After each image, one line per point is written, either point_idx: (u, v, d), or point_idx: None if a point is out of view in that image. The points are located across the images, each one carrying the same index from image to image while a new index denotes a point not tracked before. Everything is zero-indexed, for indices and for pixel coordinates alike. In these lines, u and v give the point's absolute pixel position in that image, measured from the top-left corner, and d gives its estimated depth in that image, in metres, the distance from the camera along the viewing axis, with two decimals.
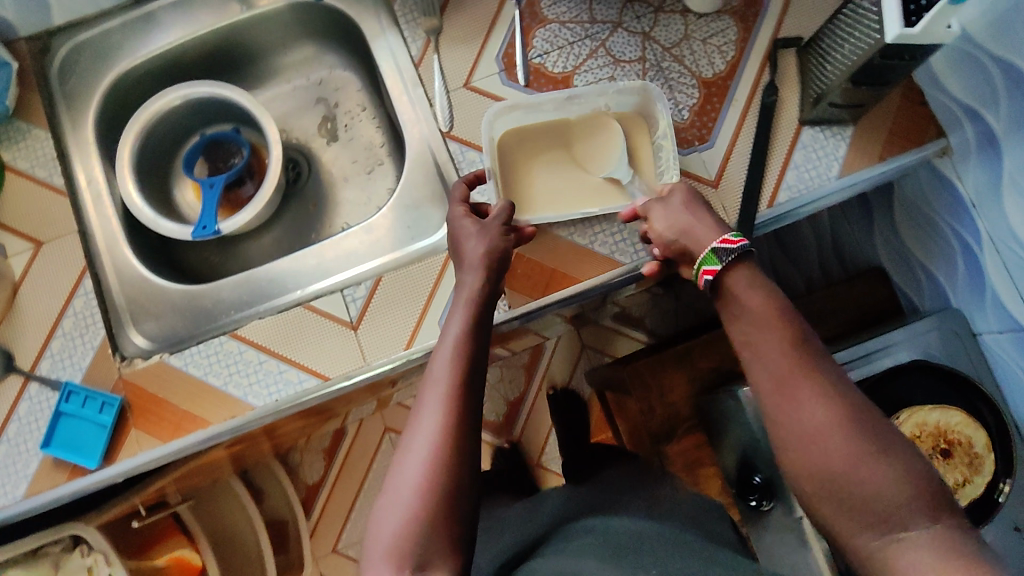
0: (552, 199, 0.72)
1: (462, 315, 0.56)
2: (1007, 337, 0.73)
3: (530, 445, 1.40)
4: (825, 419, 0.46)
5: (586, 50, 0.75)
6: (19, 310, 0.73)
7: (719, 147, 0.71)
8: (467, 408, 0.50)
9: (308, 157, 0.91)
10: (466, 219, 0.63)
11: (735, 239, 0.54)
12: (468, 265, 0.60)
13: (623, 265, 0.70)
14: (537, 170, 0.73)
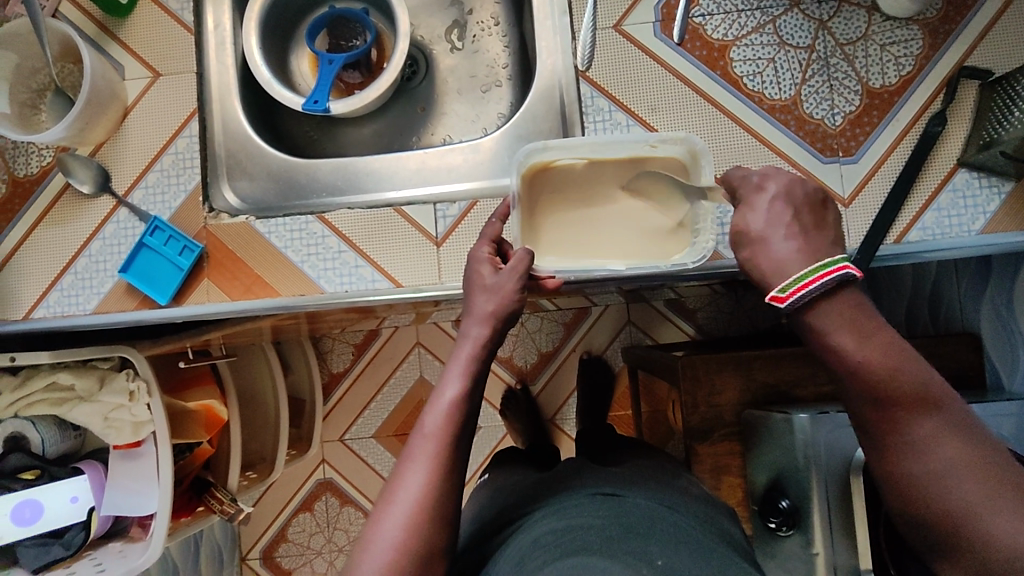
0: (572, 245, 0.65)
1: (459, 375, 0.58)
2: None
3: (549, 400, 1.40)
4: (947, 462, 0.46)
5: (753, 23, 0.69)
6: (126, 134, 0.74)
7: (863, 165, 0.66)
8: (450, 464, 0.55)
9: (427, 58, 0.88)
10: (484, 264, 0.63)
11: (783, 296, 0.51)
12: (476, 317, 0.61)
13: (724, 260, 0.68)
14: (558, 215, 0.65)
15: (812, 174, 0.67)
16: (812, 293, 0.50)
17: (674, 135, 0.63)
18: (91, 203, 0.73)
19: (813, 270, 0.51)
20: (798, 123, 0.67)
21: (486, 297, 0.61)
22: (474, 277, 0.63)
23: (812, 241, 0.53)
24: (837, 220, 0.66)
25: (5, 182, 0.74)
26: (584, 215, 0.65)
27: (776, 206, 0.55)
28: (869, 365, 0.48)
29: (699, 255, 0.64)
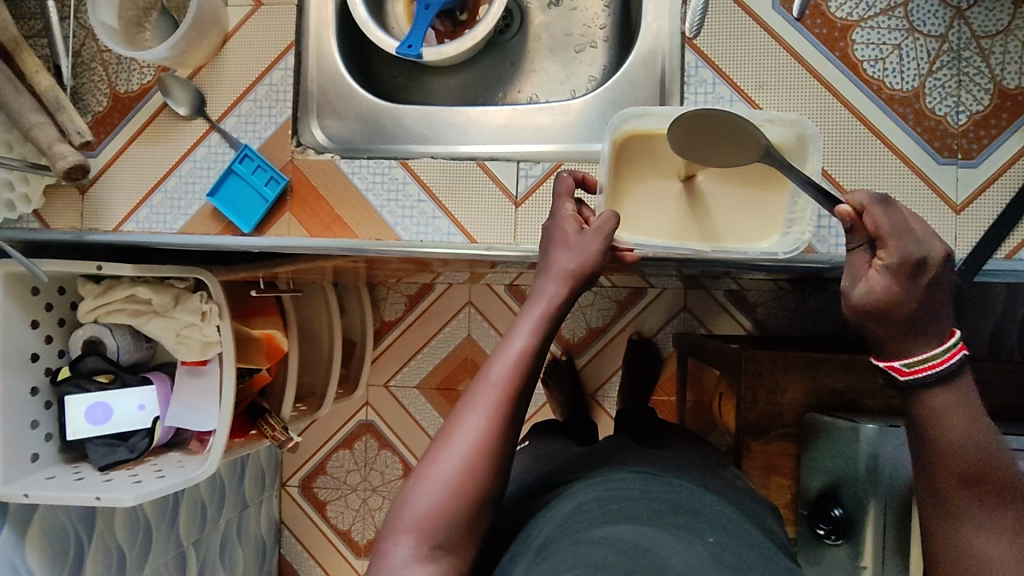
0: (655, 222, 0.62)
1: (529, 330, 0.57)
2: None
3: (593, 375, 1.39)
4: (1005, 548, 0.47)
5: (883, 4, 0.64)
6: (224, 60, 0.75)
7: (982, 171, 0.62)
8: (511, 417, 0.55)
9: (523, 12, 0.85)
10: (569, 222, 0.60)
11: (904, 370, 0.50)
12: (553, 274, 0.58)
13: (818, 255, 0.66)
14: (645, 187, 0.62)
15: (923, 175, 0.63)
16: (927, 378, 0.49)
17: (786, 117, 0.58)
18: (186, 126, 0.74)
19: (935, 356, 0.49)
20: (917, 118, 0.63)
21: (570, 253, 0.58)
22: (559, 228, 0.60)
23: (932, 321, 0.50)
24: (945, 227, 0.62)
25: (107, 95, 0.76)
26: (671, 191, 0.62)
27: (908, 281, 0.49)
28: (958, 439, 0.49)
29: (793, 245, 0.61)
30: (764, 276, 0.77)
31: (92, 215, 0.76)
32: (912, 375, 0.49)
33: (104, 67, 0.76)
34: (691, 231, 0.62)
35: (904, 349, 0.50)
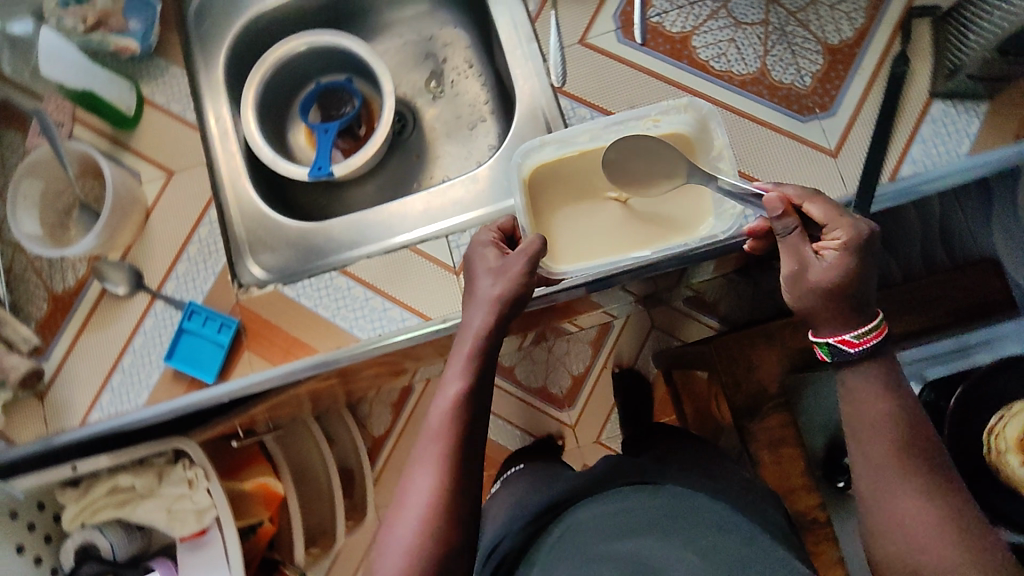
0: (592, 240, 0.68)
1: (460, 369, 0.58)
2: None
3: (591, 420, 1.40)
4: (917, 516, 0.51)
5: (707, 11, 0.73)
6: (150, 232, 0.78)
7: (842, 115, 0.70)
8: (462, 461, 0.55)
9: (413, 111, 0.93)
10: (490, 248, 0.64)
11: (850, 342, 0.54)
12: (477, 306, 0.60)
13: None
14: (570, 214, 0.69)
15: (795, 135, 0.70)
16: (867, 347, 0.54)
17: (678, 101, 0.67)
18: (128, 302, 0.77)
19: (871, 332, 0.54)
20: (771, 91, 0.71)
21: (489, 282, 0.61)
22: (478, 261, 0.64)
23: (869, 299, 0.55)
24: (831, 170, 0.69)
25: (46, 299, 0.78)
26: (597, 210, 0.68)
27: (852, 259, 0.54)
28: (867, 411, 0.54)
29: (729, 225, 0.66)
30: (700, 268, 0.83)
31: (55, 417, 0.75)
32: (860, 345, 0.54)
33: (38, 274, 0.79)
34: (626, 241, 0.68)
35: (848, 323, 0.55)
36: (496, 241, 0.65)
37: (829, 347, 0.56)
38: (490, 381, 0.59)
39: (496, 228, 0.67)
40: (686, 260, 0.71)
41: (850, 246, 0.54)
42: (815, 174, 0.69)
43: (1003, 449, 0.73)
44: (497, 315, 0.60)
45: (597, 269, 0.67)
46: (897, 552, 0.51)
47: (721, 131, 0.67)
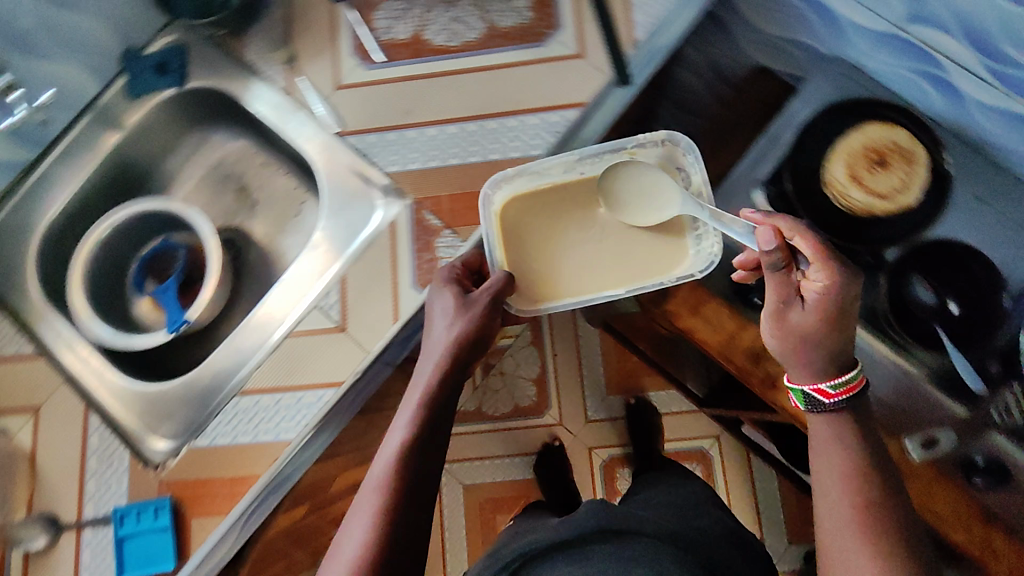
0: (584, 273, 0.76)
1: (410, 419, 0.64)
2: (884, 50, 0.81)
3: (572, 406, 1.43)
4: (860, 523, 0.58)
5: (422, 8, 0.83)
6: (42, 474, 0.73)
7: (568, 25, 0.80)
8: (398, 516, 0.59)
9: (240, 231, 0.95)
10: (451, 285, 0.70)
11: (828, 394, 0.61)
12: (431, 353, 0.67)
13: (543, 154, 0.77)
14: (560, 247, 0.77)
15: (544, 59, 0.80)
16: (842, 402, 0.61)
17: (654, 135, 0.77)
18: (56, 550, 0.71)
19: (843, 385, 0.61)
20: (506, 38, 0.81)
21: (440, 330, 0.68)
22: (436, 301, 0.69)
23: (835, 343, 0.61)
24: (586, 67, 0.79)
25: None
26: (587, 242, 0.77)
27: (820, 314, 0.61)
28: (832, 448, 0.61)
29: (706, 261, 0.76)
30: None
31: None
32: (835, 398, 0.61)
33: None
34: (616, 271, 0.77)
35: (818, 375, 0.62)
36: (454, 279, 0.70)
37: (803, 394, 0.63)
38: (437, 436, 0.64)
39: (459, 266, 0.72)
40: (522, 198, 0.77)
41: (832, 311, 0.60)
42: (577, 78, 0.79)
43: (845, 185, 0.83)
44: (445, 371, 0.66)
45: (565, 307, 0.75)
46: (838, 523, 0.59)
47: (693, 160, 0.78)
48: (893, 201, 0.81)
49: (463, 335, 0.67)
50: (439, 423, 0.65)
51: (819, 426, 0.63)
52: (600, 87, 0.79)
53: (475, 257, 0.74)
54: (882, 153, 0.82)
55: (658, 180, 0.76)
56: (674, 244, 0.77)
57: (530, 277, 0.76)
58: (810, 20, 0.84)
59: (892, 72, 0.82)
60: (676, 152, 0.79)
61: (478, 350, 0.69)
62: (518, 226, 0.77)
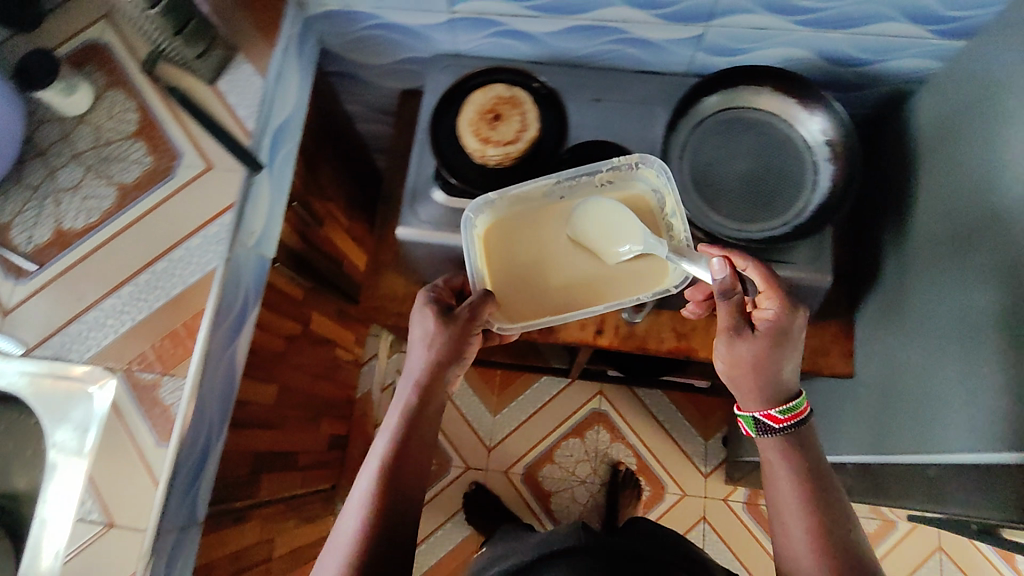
0: (551, 297, 0.84)
1: (366, 495, 0.72)
2: (460, 31, 0.92)
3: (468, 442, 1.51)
4: (790, 503, 0.73)
5: (51, 203, 0.83)
6: None
7: (186, 148, 0.84)
8: (382, 520, 0.71)
9: (10, 495, 0.92)
10: (425, 316, 0.79)
11: (779, 421, 0.75)
12: (393, 424, 0.76)
13: (217, 266, 0.80)
14: (524, 248, 0.85)
15: (181, 186, 0.83)
16: (791, 426, 0.75)
17: (628, 159, 0.81)
18: None
19: (789, 411, 0.75)
20: (138, 187, 0.83)
21: (420, 351, 0.78)
22: (419, 322, 0.80)
23: (760, 361, 0.74)
24: (218, 173, 0.83)
25: None
26: (548, 251, 0.85)
27: (761, 345, 0.74)
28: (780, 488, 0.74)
29: (680, 276, 0.80)
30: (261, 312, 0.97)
31: None
32: (784, 424, 0.75)
33: None
34: (587, 284, 0.83)
35: (750, 377, 0.75)
36: (432, 300, 0.80)
37: (752, 420, 0.76)
38: (394, 511, 0.72)
39: (441, 285, 0.83)
40: (220, 310, 0.80)
41: (772, 331, 0.74)
42: (217, 186, 0.83)
43: (480, 151, 0.85)
44: (423, 397, 0.78)
45: (547, 323, 0.83)
46: (772, 495, 0.75)
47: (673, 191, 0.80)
48: (524, 139, 0.84)
49: (434, 361, 0.77)
50: (395, 496, 0.73)
51: (769, 447, 0.76)
52: (241, 183, 0.82)
53: (464, 280, 0.86)
54: (494, 110, 0.86)
55: (644, 171, 0.83)
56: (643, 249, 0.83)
57: (521, 293, 0.84)
58: (396, 38, 0.95)
59: (481, 44, 0.95)
60: (660, 191, 0.82)
61: (455, 368, 0.80)
62: (503, 257, 0.85)
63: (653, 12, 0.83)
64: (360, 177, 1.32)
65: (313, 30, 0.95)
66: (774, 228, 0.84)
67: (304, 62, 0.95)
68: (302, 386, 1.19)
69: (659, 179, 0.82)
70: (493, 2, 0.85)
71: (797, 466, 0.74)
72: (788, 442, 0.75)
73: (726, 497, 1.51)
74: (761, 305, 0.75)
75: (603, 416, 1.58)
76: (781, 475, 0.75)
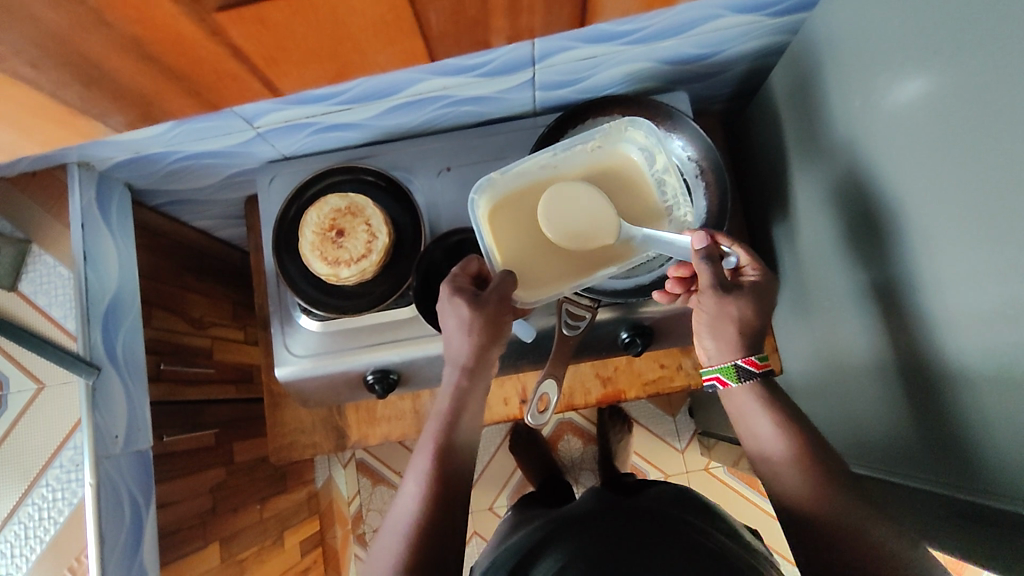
0: (557, 268, 0.70)
1: (421, 475, 0.63)
2: (274, 140, 0.82)
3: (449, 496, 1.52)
4: (779, 444, 0.62)
5: None
6: None
7: (10, 369, 0.76)
8: (439, 503, 0.62)
9: None
10: (462, 296, 0.67)
11: (756, 364, 0.66)
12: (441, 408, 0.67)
13: (87, 489, 0.73)
14: (521, 232, 0.71)
15: (19, 415, 0.75)
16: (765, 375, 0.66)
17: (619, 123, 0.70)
18: None
19: (767, 357, 0.67)
20: None
21: (462, 336, 0.67)
22: (450, 312, 0.67)
23: (751, 320, 0.67)
24: (55, 388, 0.75)
25: None
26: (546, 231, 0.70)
27: (755, 299, 0.67)
28: (773, 426, 0.63)
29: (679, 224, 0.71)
30: (163, 491, 0.87)
31: None
32: (760, 368, 0.66)
33: None
34: (594, 254, 0.70)
35: (742, 343, 0.67)
36: (459, 288, 0.67)
37: (732, 370, 0.66)
38: (451, 499, 0.63)
39: (460, 272, 0.70)
40: (105, 542, 0.74)
41: (762, 290, 0.68)
42: (58, 406, 0.75)
43: (333, 274, 0.76)
44: (472, 385, 0.68)
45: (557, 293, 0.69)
46: (753, 439, 0.65)
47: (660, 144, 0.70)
48: (377, 249, 0.76)
49: (476, 349, 0.67)
50: (453, 484, 0.64)
51: (740, 395, 0.66)
52: (82, 393, 0.75)
53: (481, 264, 0.71)
54: (333, 226, 0.77)
55: (632, 133, 0.71)
56: (656, 205, 0.71)
57: (530, 268, 0.70)
58: (209, 163, 0.85)
59: (305, 143, 0.84)
60: (652, 152, 0.71)
61: (497, 349, 0.69)
62: (512, 238, 0.71)
63: (469, 74, 0.74)
64: (239, 283, 1.21)
65: (115, 178, 0.84)
66: (662, 266, 0.78)
67: (116, 221, 0.85)
68: (253, 519, 1.11)
69: (648, 140, 0.71)
70: (294, 110, 0.74)
71: (772, 402, 0.65)
72: (761, 387, 0.66)
73: (707, 466, 1.51)
74: (743, 268, 0.70)
75: (571, 423, 1.55)
76: (756, 411, 0.65)
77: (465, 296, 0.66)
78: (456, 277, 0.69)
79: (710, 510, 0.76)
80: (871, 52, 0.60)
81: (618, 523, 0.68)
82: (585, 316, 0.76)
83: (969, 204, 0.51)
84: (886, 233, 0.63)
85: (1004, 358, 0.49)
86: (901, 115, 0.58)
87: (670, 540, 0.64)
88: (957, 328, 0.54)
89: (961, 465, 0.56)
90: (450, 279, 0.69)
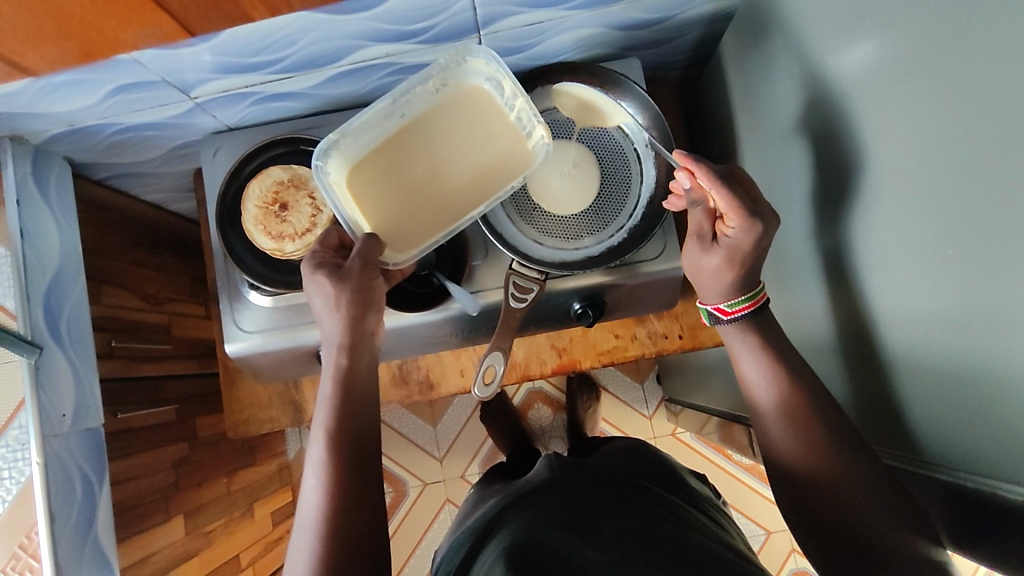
0: (431, 211, 0.70)
1: (324, 451, 0.63)
2: (215, 111, 0.79)
3: (422, 466, 1.53)
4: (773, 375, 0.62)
5: None
6: None
7: None
8: (342, 477, 0.62)
9: None
10: (322, 270, 0.66)
11: (727, 311, 0.65)
12: (325, 383, 0.67)
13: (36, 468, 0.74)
14: (379, 185, 0.71)
15: None
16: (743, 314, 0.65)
17: (454, 54, 0.69)
18: None
19: (740, 302, 0.65)
20: None
21: (329, 315, 0.66)
22: (315, 291, 0.67)
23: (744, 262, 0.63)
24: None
25: None
26: (407, 179, 0.71)
27: (729, 258, 0.63)
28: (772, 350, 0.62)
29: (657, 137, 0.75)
30: (119, 466, 0.87)
31: None
32: (732, 315, 0.65)
33: None
34: (467, 186, 0.70)
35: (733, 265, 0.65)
36: (320, 264, 0.67)
37: (708, 313, 0.68)
38: (353, 467, 0.63)
39: (321, 248, 0.69)
40: (57, 520, 0.75)
41: (737, 249, 0.62)
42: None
43: (277, 249, 0.76)
44: (354, 359, 0.67)
45: (444, 233, 0.70)
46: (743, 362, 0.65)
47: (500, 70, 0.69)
48: (322, 223, 0.76)
49: (347, 322, 0.66)
50: (352, 453, 0.64)
51: (730, 336, 0.66)
52: (25, 373, 0.75)
53: (340, 234, 0.71)
54: (277, 200, 0.77)
55: (472, 62, 0.70)
56: (514, 134, 0.71)
57: (408, 220, 0.70)
58: (151, 135, 0.82)
59: (248, 113, 0.82)
60: (497, 79, 0.71)
61: (373, 317, 0.69)
62: (371, 192, 0.70)
63: (411, 41, 0.71)
64: (197, 258, 1.20)
65: (53, 151, 0.81)
66: (612, 236, 0.77)
67: (56, 198, 0.83)
68: (220, 491, 1.10)
69: (490, 68, 0.70)
70: (232, 79, 0.72)
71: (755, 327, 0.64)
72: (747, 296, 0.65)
73: (674, 431, 1.54)
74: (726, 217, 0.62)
75: (541, 392, 1.56)
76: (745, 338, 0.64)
77: (320, 274, 0.66)
78: (315, 252, 0.68)
79: (660, 465, 0.77)
80: (814, 17, 0.59)
81: (560, 489, 0.69)
82: (532, 287, 0.75)
83: (893, 170, 0.50)
84: (822, 200, 0.63)
85: (924, 322, 0.49)
86: (840, 81, 0.57)
87: (617, 505, 0.65)
88: (885, 292, 0.54)
89: (894, 427, 0.57)
90: (308, 256, 0.68)
